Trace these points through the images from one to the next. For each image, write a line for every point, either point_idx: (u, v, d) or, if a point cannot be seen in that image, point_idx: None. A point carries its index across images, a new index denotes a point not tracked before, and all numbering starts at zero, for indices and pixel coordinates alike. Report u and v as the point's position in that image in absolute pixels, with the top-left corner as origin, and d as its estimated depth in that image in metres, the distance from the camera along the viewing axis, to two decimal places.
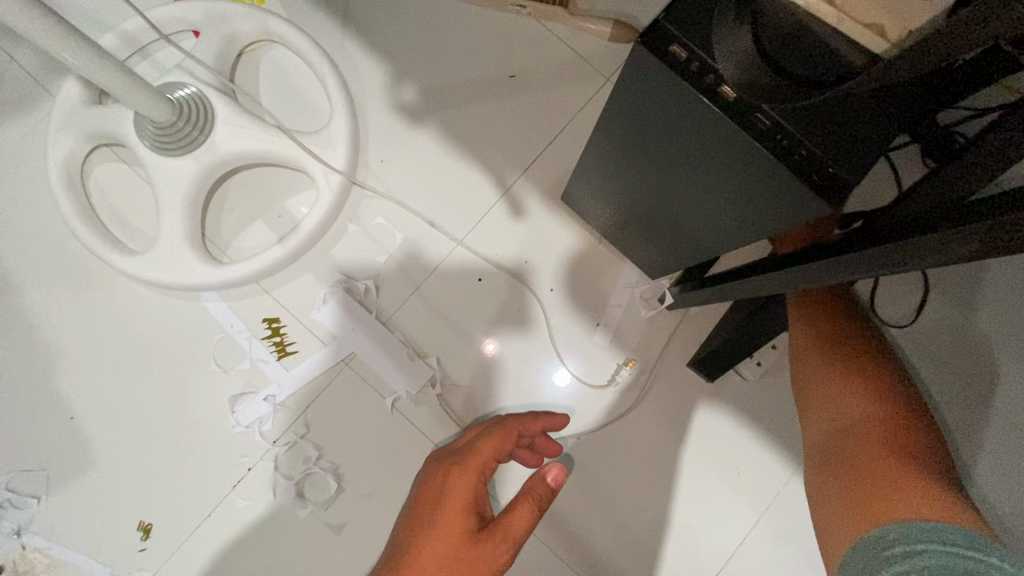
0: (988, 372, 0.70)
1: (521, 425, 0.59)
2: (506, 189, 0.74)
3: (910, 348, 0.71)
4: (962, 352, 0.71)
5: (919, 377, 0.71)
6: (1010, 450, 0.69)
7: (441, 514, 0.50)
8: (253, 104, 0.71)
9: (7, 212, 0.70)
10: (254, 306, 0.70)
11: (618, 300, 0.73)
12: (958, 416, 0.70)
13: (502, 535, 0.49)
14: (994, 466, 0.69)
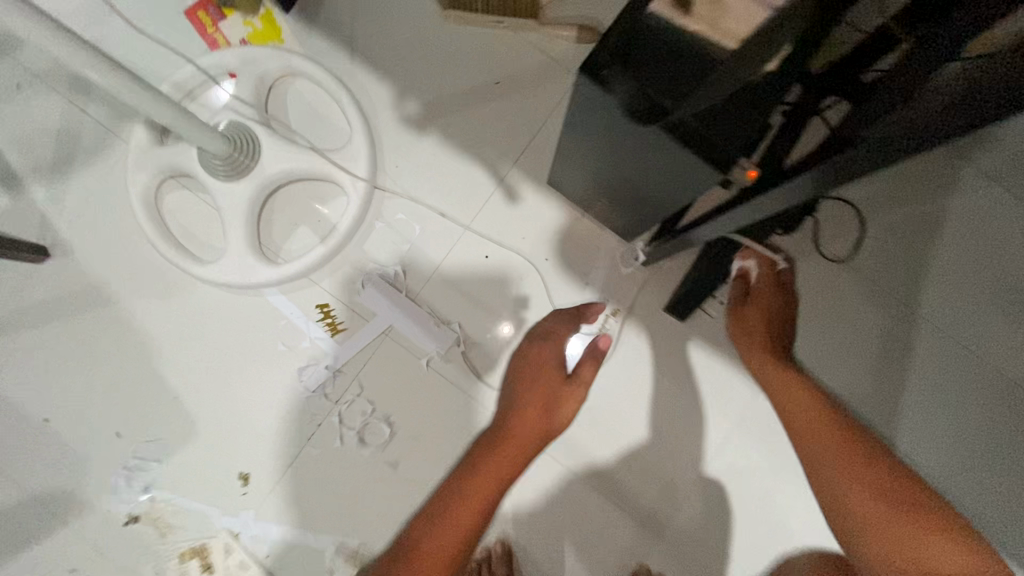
0: (907, 293, 0.85)
1: (580, 315, 0.83)
2: (501, 179, 0.88)
3: (849, 274, 0.85)
4: (890, 273, 0.85)
5: (842, 288, 0.85)
6: (907, 355, 0.84)
7: (533, 382, 0.80)
8: (288, 130, 0.86)
9: (102, 238, 0.87)
10: (307, 295, 0.86)
11: (603, 262, 0.88)
12: (863, 323, 0.85)
13: (578, 382, 0.81)
14: (892, 365, 0.84)
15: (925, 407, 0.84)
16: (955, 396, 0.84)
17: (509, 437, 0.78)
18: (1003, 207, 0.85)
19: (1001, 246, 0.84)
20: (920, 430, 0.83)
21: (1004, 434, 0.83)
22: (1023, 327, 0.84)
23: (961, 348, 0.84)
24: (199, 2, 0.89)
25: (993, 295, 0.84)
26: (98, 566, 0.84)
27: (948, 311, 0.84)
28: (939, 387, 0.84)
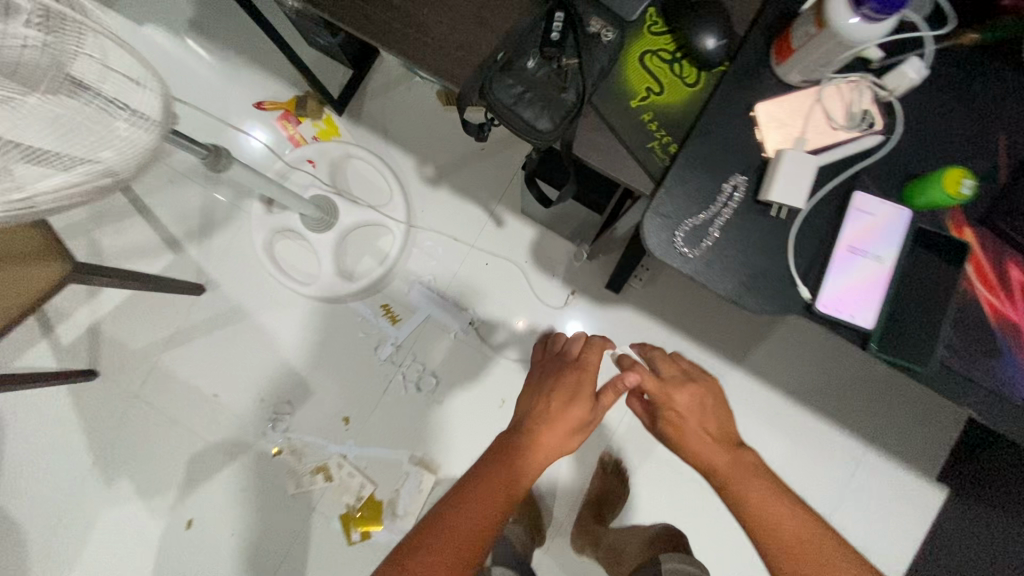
0: None
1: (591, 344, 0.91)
2: (491, 211, 1.34)
3: None
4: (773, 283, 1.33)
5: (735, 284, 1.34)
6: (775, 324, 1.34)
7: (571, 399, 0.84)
8: (350, 193, 1.33)
9: (238, 275, 1.35)
10: (373, 298, 1.33)
11: (564, 259, 1.33)
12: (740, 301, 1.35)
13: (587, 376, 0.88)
14: (763, 325, 1.34)
15: (759, 355, 1.34)
16: (788, 353, 1.34)
17: (520, 454, 0.79)
18: (930, 402, 1.31)
19: (859, 409, 1.32)
20: (754, 365, 1.34)
21: (812, 380, 1.33)
22: (849, 405, 1.33)
23: (801, 383, 1.33)
24: (284, 115, 1.37)
25: (840, 410, 1.33)
26: (258, 486, 1.31)
27: (811, 346, 1.33)
28: (782, 346, 1.34)
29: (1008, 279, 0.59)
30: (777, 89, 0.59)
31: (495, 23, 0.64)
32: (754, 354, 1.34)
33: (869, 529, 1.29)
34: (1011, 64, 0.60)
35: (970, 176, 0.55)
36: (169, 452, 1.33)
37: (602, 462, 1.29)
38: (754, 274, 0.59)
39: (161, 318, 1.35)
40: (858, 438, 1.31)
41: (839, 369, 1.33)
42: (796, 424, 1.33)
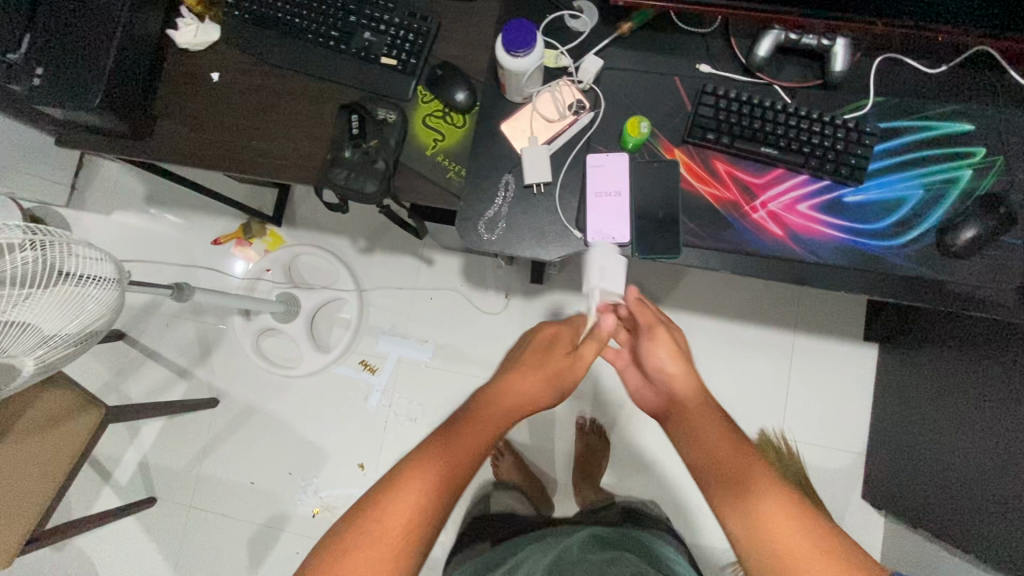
0: None
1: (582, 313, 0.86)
2: (420, 256, 1.60)
3: None
4: None
5: None
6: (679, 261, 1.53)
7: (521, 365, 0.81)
8: (307, 282, 1.61)
9: (240, 379, 1.62)
10: (352, 359, 1.58)
11: (490, 273, 1.57)
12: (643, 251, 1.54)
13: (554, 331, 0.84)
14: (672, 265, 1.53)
15: (676, 290, 1.52)
16: (701, 280, 1.52)
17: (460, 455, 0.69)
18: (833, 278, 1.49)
19: (778, 306, 1.49)
20: (676, 301, 1.52)
21: (729, 296, 1.51)
22: (769, 305, 1.50)
23: (721, 302, 1.51)
24: (236, 240, 1.67)
25: (762, 312, 1.50)
26: (308, 546, 1.53)
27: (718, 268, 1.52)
28: (694, 276, 1.52)
29: (715, 171, 0.82)
30: (512, 108, 0.85)
31: (324, 135, 0.92)
32: (668, 284, 1.53)
33: (824, 401, 1.45)
34: (665, 30, 0.86)
35: (646, 118, 0.81)
36: (231, 543, 1.56)
37: (579, 421, 1.46)
38: (540, 233, 0.83)
39: (192, 435, 1.61)
40: (785, 329, 1.49)
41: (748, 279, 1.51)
42: (726, 335, 1.50)
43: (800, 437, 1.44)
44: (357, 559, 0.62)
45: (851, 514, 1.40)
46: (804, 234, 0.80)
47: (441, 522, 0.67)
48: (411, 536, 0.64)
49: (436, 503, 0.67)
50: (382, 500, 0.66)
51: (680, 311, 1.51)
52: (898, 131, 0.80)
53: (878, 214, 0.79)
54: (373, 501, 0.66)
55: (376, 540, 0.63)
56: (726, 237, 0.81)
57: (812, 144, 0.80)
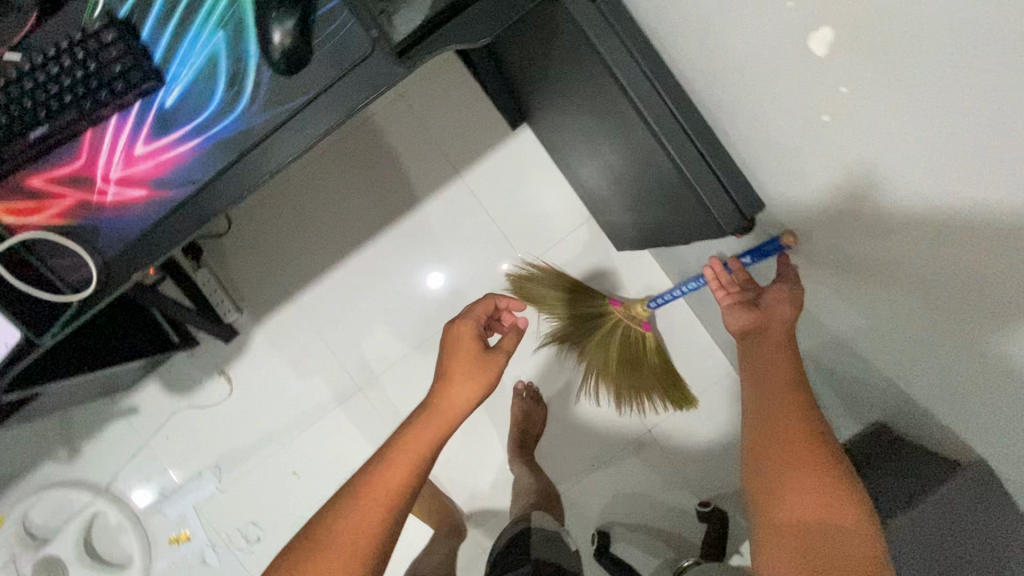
0: (300, 191, 1.37)
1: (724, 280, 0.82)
2: (123, 413, 1.40)
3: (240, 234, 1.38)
4: (283, 192, 1.37)
5: (270, 225, 1.38)
6: (321, 207, 1.38)
7: (455, 363, 0.88)
8: (53, 531, 1.39)
9: None
10: (159, 542, 1.41)
11: (191, 368, 1.39)
12: (286, 230, 1.38)
13: (503, 350, 0.90)
14: (318, 216, 1.37)
15: (341, 234, 1.37)
16: (355, 205, 1.37)
17: (398, 479, 0.74)
18: (445, 99, 1.36)
19: (429, 165, 1.37)
20: (351, 241, 1.37)
21: (385, 195, 1.37)
22: (423, 172, 1.37)
23: (383, 206, 1.37)
24: None
25: (423, 183, 1.37)
26: None
27: (356, 184, 1.37)
28: (347, 208, 1.38)
29: (36, 191, 0.66)
30: None
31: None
32: (329, 236, 1.38)
33: (531, 209, 1.38)
34: None
35: None
36: None
37: (517, 388, 1.39)
38: None
39: None
40: (453, 177, 1.37)
41: (386, 170, 1.37)
42: (414, 231, 1.38)
43: (540, 249, 1.38)
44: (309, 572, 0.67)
45: (623, 267, 1.37)
46: (162, 173, 0.65)
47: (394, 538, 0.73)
48: (369, 549, 0.70)
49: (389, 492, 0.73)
50: (343, 514, 0.71)
51: (362, 246, 1.37)
52: (153, 2, 0.66)
53: (204, 94, 0.65)
54: (340, 506, 0.72)
55: (336, 551, 0.69)
56: (102, 243, 0.65)
57: (74, 87, 0.64)
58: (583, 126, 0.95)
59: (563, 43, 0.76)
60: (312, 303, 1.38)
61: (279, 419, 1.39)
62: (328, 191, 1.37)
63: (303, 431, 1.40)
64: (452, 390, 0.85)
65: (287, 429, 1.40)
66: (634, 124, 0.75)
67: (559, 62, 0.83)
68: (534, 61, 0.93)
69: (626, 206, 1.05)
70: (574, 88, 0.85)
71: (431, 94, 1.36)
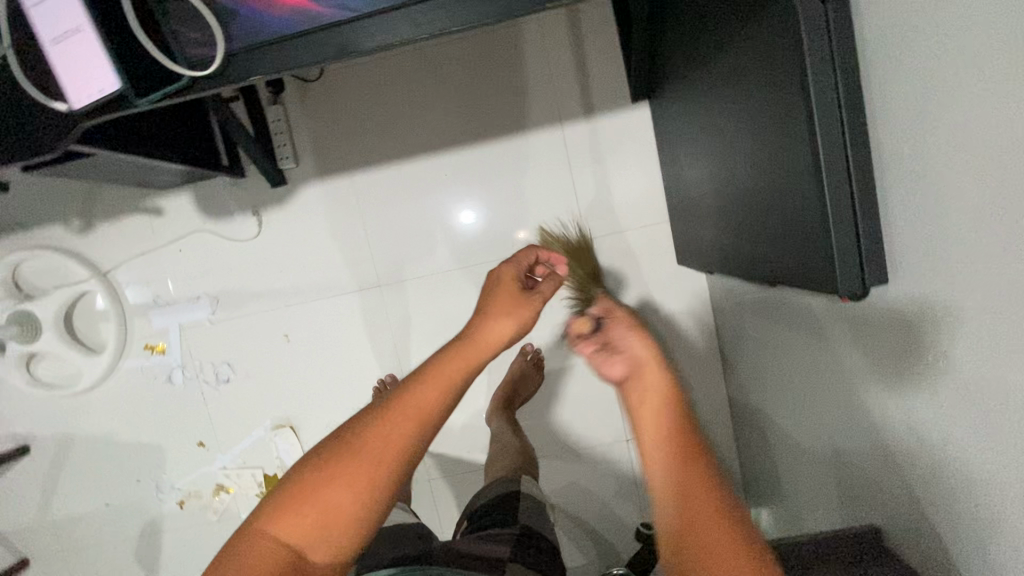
0: (401, 72, 1.31)
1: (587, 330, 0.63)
2: (147, 209, 1.37)
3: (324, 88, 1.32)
4: (386, 64, 1.31)
5: (359, 92, 1.32)
6: (415, 97, 1.31)
7: (498, 288, 0.77)
8: (40, 291, 1.39)
9: (37, 417, 1.46)
10: (134, 347, 1.41)
11: (228, 196, 1.36)
12: (372, 104, 1.32)
13: (544, 291, 0.79)
14: (408, 105, 1.32)
15: (422, 133, 1.32)
16: (448, 111, 1.32)
17: (426, 402, 0.63)
18: (582, 43, 1.29)
19: (539, 101, 1.31)
20: (430, 143, 1.33)
21: (481, 114, 1.32)
22: (527, 106, 1.31)
23: (476, 122, 1.32)
24: None
25: (523, 119, 1.32)
26: (191, 532, 1.48)
27: (458, 92, 1.31)
28: (439, 111, 1.32)
29: None
30: None
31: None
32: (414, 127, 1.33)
33: (616, 186, 1.33)
34: None
35: None
36: (122, 564, 1.51)
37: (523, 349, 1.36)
38: (25, 130, 0.65)
39: (25, 491, 1.48)
40: (554, 124, 1.32)
41: (493, 90, 1.31)
42: (498, 159, 1.33)
43: (605, 229, 1.34)
44: (325, 493, 0.58)
45: (675, 282, 1.35)
46: None
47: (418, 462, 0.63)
48: (391, 469, 0.60)
49: (423, 410, 0.62)
50: (367, 429, 0.61)
51: (437, 153, 1.33)
52: None
53: None
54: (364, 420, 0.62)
55: (355, 466, 0.59)
56: (233, 30, 0.62)
57: None
58: (732, 145, 0.86)
59: (762, 44, 0.68)
60: (370, 185, 1.34)
61: (292, 281, 1.38)
62: (429, 82, 1.31)
63: (310, 302, 1.38)
64: (489, 316, 0.72)
65: (297, 292, 1.38)
66: (801, 148, 0.66)
67: (744, 66, 0.75)
68: (711, 58, 0.85)
69: (737, 244, 0.96)
70: (746, 101, 0.77)
71: (570, 33, 1.28)
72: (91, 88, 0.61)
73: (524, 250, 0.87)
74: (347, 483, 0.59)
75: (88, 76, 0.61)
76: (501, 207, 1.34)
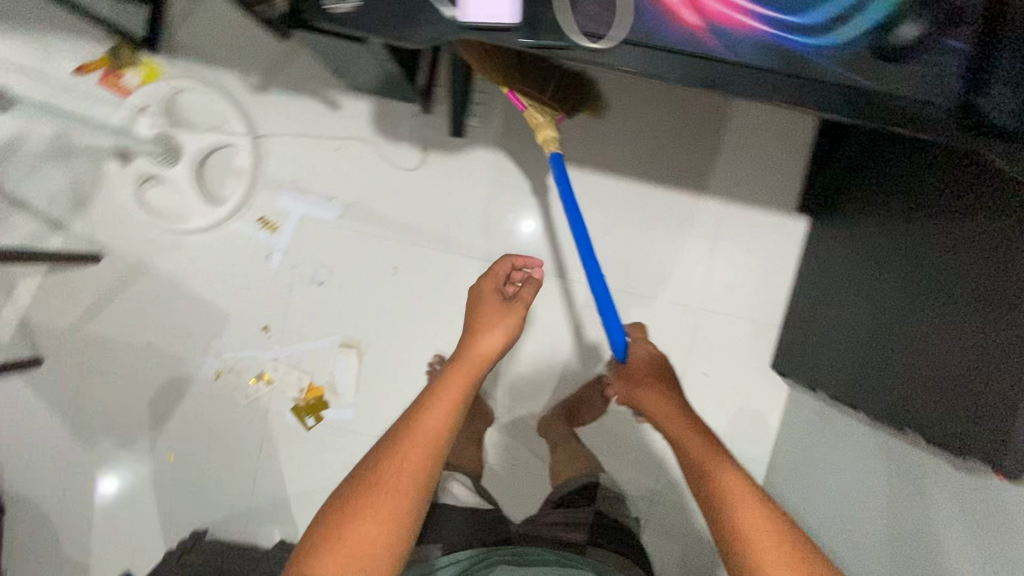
0: (608, 95, 1.40)
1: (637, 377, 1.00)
2: (325, 97, 1.39)
3: (537, 76, 1.41)
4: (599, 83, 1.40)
5: (563, 95, 1.41)
6: (609, 121, 1.41)
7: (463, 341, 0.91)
8: (190, 124, 1.39)
9: (123, 235, 1.44)
10: (249, 215, 1.42)
11: (405, 122, 1.39)
12: (570, 111, 1.41)
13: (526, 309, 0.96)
14: (601, 125, 1.41)
15: (599, 154, 1.42)
16: (630, 146, 1.41)
17: (428, 430, 0.79)
18: (777, 141, 1.38)
19: (715, 173, 1.41)
20: (604, 165, 1.42)
21: (656, 162, 1.42)
22: (701, 172, 1.41)
23: (650, 166, 1.42)
24: (107, 71, 1.40)
25: (693, 181, 1.41)
26: (214, 405, 1.48)
27: (646, 134, 1.41)
28: (623, 142, 1.41)
29: None
30: None
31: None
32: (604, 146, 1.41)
33: (748, 273, 1.40)
34: None
35: None
36: (131, 404, 1.49)
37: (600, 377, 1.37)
38: (397, 6, 0.67)
39: (78, 296, 1.47)
40: (720, 197, 1.41)
41: (675, 147, 1.41)
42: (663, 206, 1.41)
43: (720, 306, 1.42)
44: (357, 526, 0.72)
45: (758, 381, 1.41)
46: (724, 25, 0.65)
47: (433, 484, 0.78)
48: (413, 491, 0.76)
49: (432, 440, 0.78)
50: (377, 463, 0.77)
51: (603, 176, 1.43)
52: None
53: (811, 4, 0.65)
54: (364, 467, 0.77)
55: (376, 500, 0.74)
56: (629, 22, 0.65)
57: None
58: (908, 282, 0.95)
59: (1001, 220, 0.77)
60: (541, 173, 1.43)
61: (426, 223, 1.42)
62: (629, 115, 1.40)
63: (432, 250, 1.42)
64: (479, 345, 0.89)
65: (425, 235, 1.42)
66: (999, 323, 0.74)
67: (967, 232, 0.83)
68: (926, 212, 0.93)
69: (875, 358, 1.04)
70: (952, 251, 0.86)
71: (767, 129, 1.38)
72: (488, 10, 0.65)
73: (501, 259, 1.05)
74: (372, 515, 0.73)
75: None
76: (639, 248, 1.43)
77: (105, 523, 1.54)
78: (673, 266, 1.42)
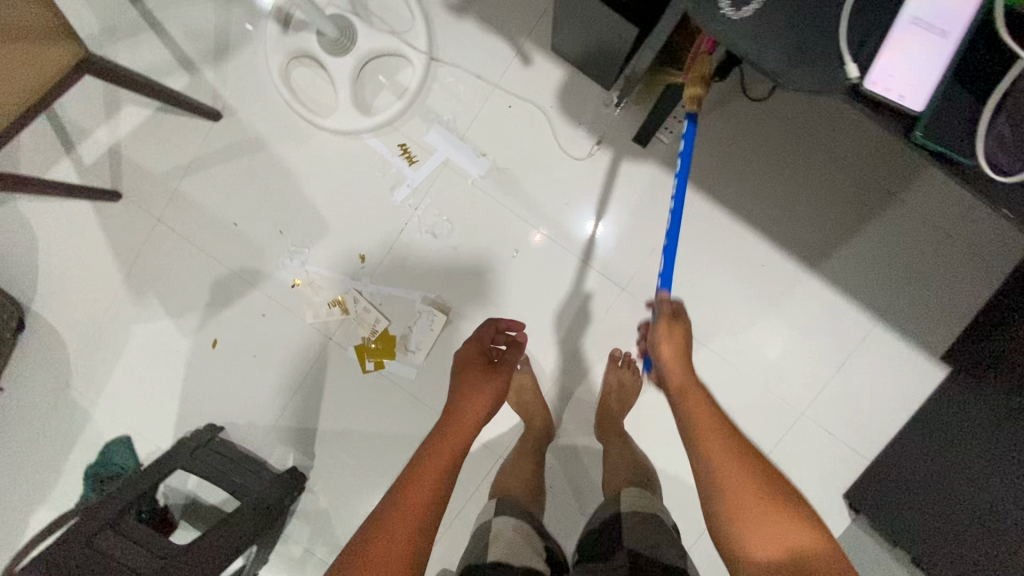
0: (792, 172, 1.33)
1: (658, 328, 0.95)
2: (519, 49, 1.27)
3: (727, 123, 1.32)
4: (788, 155, 1.32)
5: (746, 153, 1.33)
6: (782, 197, 1.33)
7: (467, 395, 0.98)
8: (370, 19, 1.26)
9: (254, 104, 1.32)
10: (391, 138, 1.31)
11: (590, 108, 1.27)
12: (750, 172, 1.34)
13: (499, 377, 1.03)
14: (774, 197, 1.33)
15: (762, 223, 1.34)
16: (796, 230, 1.33)
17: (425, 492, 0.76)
18: (944, 280, 1.30)
19: (873, 286, 1.32)
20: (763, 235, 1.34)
21: (817, 254, 1.33)
22: (858, 279, 1.32)
23: (809, 255, 1.33)
24: None
25: (845, 286, 1.33)
26: (276, 312, 1.38)
27: (816, 223, 1.33)
28: (790, 223, 1.33)
29: None
30: None
31: (55, 73, 0.96)
32: (813, 178, 1.32)
33: (863, 399, 1.33)
34: None
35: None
36: (192, 275, 1.39)
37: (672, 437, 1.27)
38: (796, 47, 0.60)
39: (182, 147, 1.35)
40: (866, 311, 1.32)
41: (841, 249, 1.33)
42: (843, 267, 1.33)
43: (819, 417, 1.35)
44: None
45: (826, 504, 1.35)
46: None
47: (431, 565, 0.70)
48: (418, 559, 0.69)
49: (427, 508, 0.74)
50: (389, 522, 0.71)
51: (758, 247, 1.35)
52: None
53: None
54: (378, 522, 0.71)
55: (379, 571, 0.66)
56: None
57: None
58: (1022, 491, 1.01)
59: None
60: (700, 215, 1.35)
61: (568, 218, 1.30)
62: (806, 197, 1.33)
63: (562, 247, 1.31)
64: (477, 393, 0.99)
65: (561, 229, 1.30)
66: None
67: None
68: None
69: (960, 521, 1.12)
70: None
71: (930, 267, 1.30)
72: (897, 89, 0.58)
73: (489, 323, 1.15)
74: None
75: (908, 81, 0.58)
76: (765, 326, 1.35)
77: (115, 382, 1.42)
78: (788, 359, 1.34)
